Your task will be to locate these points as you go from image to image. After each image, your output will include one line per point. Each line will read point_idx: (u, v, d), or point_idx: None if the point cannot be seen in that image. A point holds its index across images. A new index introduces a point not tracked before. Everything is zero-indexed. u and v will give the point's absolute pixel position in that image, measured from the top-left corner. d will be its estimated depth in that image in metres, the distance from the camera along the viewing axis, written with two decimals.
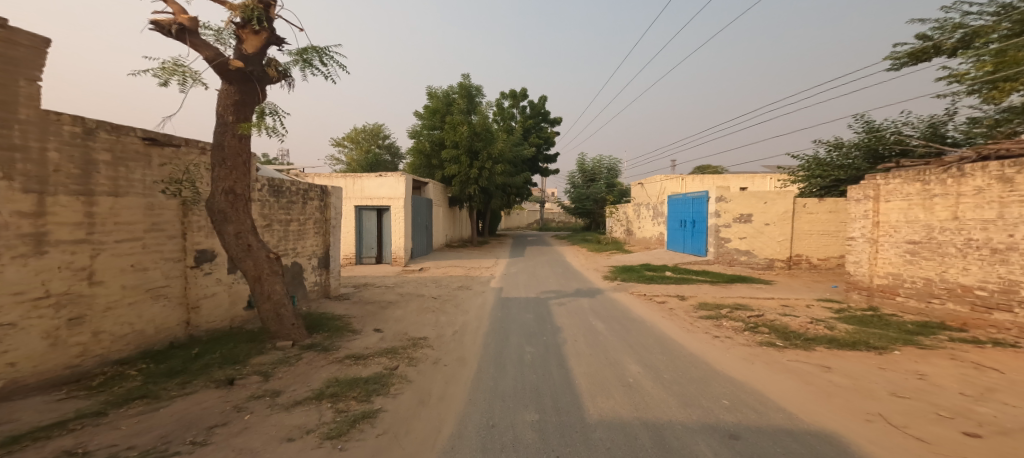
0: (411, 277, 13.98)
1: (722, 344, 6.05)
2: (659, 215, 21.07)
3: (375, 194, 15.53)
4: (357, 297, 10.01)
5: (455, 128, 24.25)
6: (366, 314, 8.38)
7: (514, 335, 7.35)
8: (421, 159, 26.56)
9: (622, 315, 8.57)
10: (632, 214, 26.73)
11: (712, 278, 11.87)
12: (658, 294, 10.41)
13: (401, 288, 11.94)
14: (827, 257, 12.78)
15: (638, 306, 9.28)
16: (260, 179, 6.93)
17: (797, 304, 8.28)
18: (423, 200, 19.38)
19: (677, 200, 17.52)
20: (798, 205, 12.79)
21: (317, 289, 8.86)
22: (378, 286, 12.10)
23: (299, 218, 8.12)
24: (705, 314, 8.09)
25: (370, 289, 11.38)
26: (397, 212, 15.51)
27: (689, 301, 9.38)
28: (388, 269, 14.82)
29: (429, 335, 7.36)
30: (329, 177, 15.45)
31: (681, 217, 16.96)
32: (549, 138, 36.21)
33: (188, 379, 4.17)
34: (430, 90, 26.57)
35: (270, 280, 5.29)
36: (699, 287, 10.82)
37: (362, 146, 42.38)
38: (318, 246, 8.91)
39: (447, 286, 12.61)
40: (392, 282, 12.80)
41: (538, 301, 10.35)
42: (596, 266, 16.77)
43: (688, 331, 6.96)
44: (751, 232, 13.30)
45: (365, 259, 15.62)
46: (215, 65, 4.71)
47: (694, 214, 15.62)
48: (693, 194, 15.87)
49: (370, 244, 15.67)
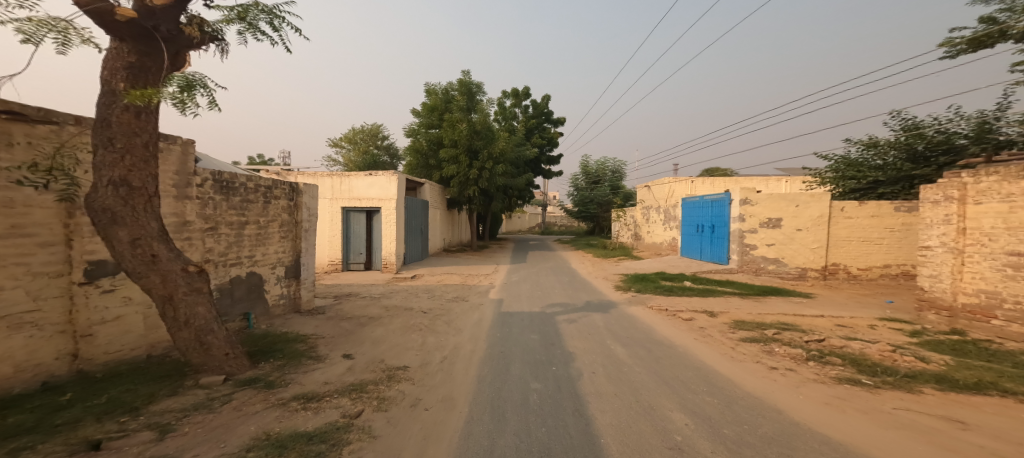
0: (401, 286, 12.59)
1: (785, 381, 4.66)
2: (671, 219, 19.67)
3: (364, 195, 14.16)
4: (334, 310, 8.64)
5: (455, 126, 22.96)
6: (340, 334, 7.00)
7: (516, 366, 5.96)
8: (419, 158, 25.21)
9: (643, 336, 7.18)
10: (640, 217, 25.39)
11: (739, 289, 10.49)
12: (682, 308, 9.01)
13: (389, 299, 10.56)
14: (869, 267, 11.35)
15: (662, 325, 7.87)
16: (203, 172, 5.51)
17: (857, 324, 6.88)
18: (419, 202, 18.05)
19: (692, 203, 16.21)
20: (835, 209, 11.42)
21: (283, 303, 7.48)
22: (363, 296, 10.71)
23: (258, 220, 6.73)
24: (746, 336, 6.70)
25: (353, 300, 10.00)
26: (387, 215, 14.13)
27: (722, 318, 7.98)
28: (377, 277, 13.44)
29: (412, 363, 5.97)
30: (314, 176, 14.07)
31: (697, 222, 15.60)
32: (553, 138, 35.01)
33: (31, 446, 2.85)
34: (430, 86, 25.44)
35: (188, 300, 3.94)
36: (727, 300, 9.45)
37: (361, 147, 41.17)
38: (286, 253, 7.51)
39: (440, 297, 11.26)
40: (379, 292, 11.46)
41: (543, 316, 9.01)
42: (605, 274, 15.38)
43: (732, 360, 5.56)
44: (781, 238, 11.92)
45: (352, 265, 14.26)
46: (90, 13, 3.41)
47: (713, 218, 14.27)
48: (712, 196, 14.54)
49: (358, 248, 14.33)
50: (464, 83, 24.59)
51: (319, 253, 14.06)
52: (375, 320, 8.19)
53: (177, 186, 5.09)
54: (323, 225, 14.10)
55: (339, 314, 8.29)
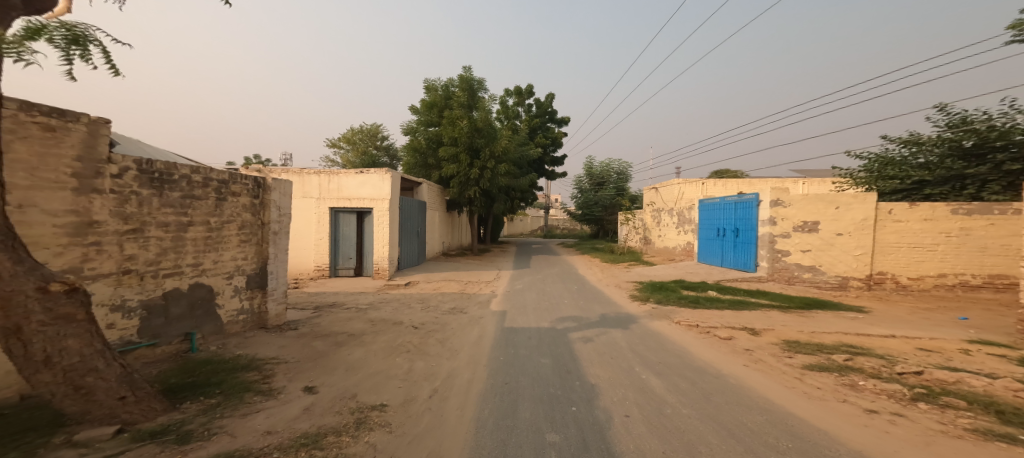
0: (393, 294, 11.32)
1: (901, 433, 3.38)
2: (685, 223, 18.40)
3: (354, 194, 12.76)
4: (309, 325, 7.31)
5: (454, 123, 21.69)
6: (312, 358, 5.62)
7: (525, 405, 4.67)
8: (417, 157, 23.96)
9: (678, 361, 5.88)
10: (649, 220, 24.21)
11: (776, 301, 9.19)
12: (715, 324, 7.71)
13: (381, 310, 9.30)
14: (920, 277, 10.31)
15: (699, 346, 6.53)
16: (122, 159, 4.10)
17: (943, 348, 5.70)
18: (415, 203, 16.81)
19: (712, 204, 14.93)
20: (882, 211, 10.38)
21: (244, 319, 6.04)
22: (349, 307, 9.39)
23: (207, 222, 5.23)
24: (808, 362, 5.41)
25: (335, 312, 8.65)
26: (379, 216, 12.79)
27: (770, 337, 6.70)
28: (367, 284, 12.13)
29: (393, 400, 4.69)
30: (298, 174, 12.63)
31: (718, 225, 14.31)
32: (557, 138, 33.82)
33: None
34: (427, 82, 24.27)
35: (47, 334, 2.65)
36: (768, 314, 8.18)
37: (359, 147, 40.03)
38: (248, 259, 6.07)
39: (436, 308, 10.00)
40: (367, 302, 10.18)
41: (555, 334, 7.84)
42: (617, 282, 14.08)
43: (810, 398, 4.26)
44: (819, 244, 10.75)
45: (340, 271, 12.87)
46: None
47: (737, 221, 12.99)
48: (737, 197, 13.22)
49: (347, 253, 12.94)
50: (465, 79, 23.46)
51: (303, 258, 12.64)
52: (357, 336, 6.90)
53: (81, 175, 3.74)
54: (308, 227, 12.65)
55: (314, 330, 6.98)
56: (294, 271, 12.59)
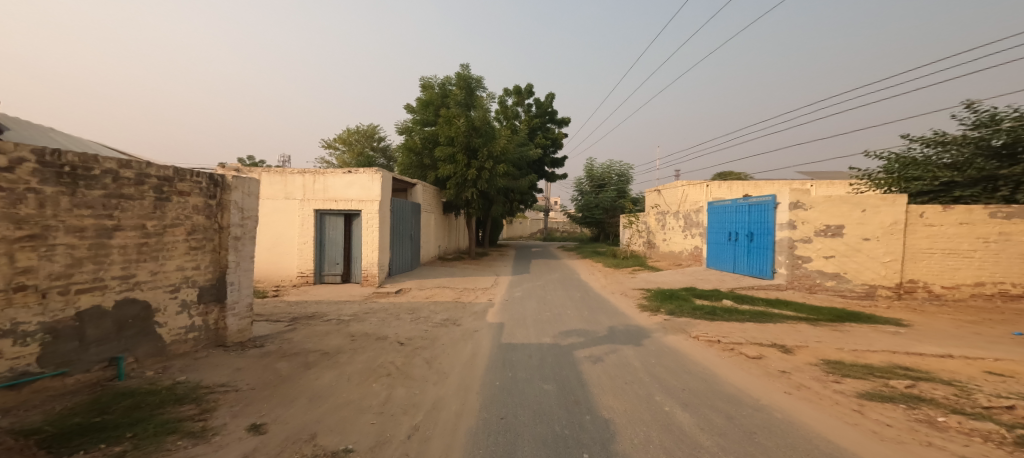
0: (381, 304, 10.41)
1: None
2: (692, 226, 17.56)
3: (341, 195, 11.73)
4: (279, 340, 6.40)
5: (450, 122, 20.85)
6: (271, 384, 4.72)
7: (525, 449, 3.76)
8: (412, 157, 23.12)
9: (705, 389, 4.97)
10: (653, 223, 23.36)
11: (803, 313, 8.31)
12: (739, 340, 6.84)
13: (366, 322, 8.39)
14: (956, 286, 9.54)
15: (726, 368, 5.63)
16: (12, 146, 3.26)
17: (1016, 372, 4.87)
18: (409, 205, 15.89)
19: (723, 207, 14.08)
20: (913, 215, 9.62)
21: (195, 339, 5.14)
22: (330, 318, 8.48)
23: (138, 225, 4.34)
24: (862, 389, 4.54)
25: (313, 325, 7.72)
26: (369, 219, 11.76)
27: (806, 356, 5.83)
28: (354, 292, 11.20)
29: (361, 443, 3.78)
30: (280, 173, 11.53)
31: (730, 229, 13.42)
32: (557, 138, 33.03)
33: None
34: (423, 80, 23.47)
35: None
36: (797, 327, 7.34)
37: (355, 149, 39.12)
38: (201, 270, 5.18)
39: (428, 320, 9.11)
40: (352, 312, 9.28)
41: (559, 353, 6.94)
42: (622, 289, 13.18)
43: (880, 440, 3.37)
44: (843, 250, 9.97)
45: (326, 277, 11.76)
46: None
47: (752, 225, 12.13)
48: (751, 199, 12.34)
49: (333, 258, 11.80)
50: (462, 77, 22.66)
51: (285, 263, 11.53)
52: (332, 354, 6.00)
53: None
54: (291, 230, 11.53)
55: (282, 347, 6.08)
56: (275, 278, 11.47)
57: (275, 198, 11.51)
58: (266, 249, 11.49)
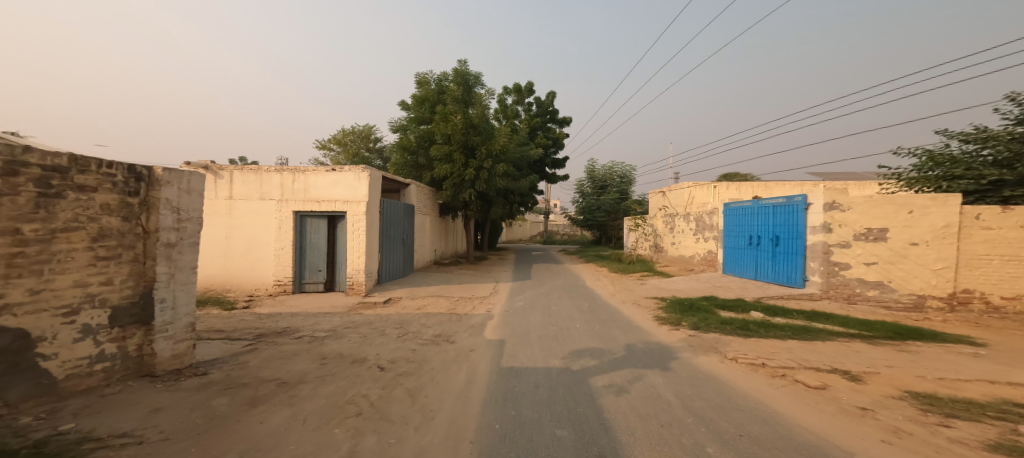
0: (367, 316, 9.27)
1: None
2: (704, 229, 16.48)
3: (325, 195, 10.47)
4: (232, 364, 5.22)
5: (447, 119, 19.78)
6: (204, 429, 3.51)
7: None
8: (407, 156, 21.97)
9: (772, 435, 3.80)
10: (660, 226, 22.25)
11: (853, 329, 7.21)
12: (788, 361, 5.75)
13: (345, 339, 7.23)
14: (1017, 297, 8.57)
15: (789, 402, 4.52)
16: None
17: None
18: (401, 206, 14.75)
19: (742, 208, 13.00)
20: (969, 217, 8.72)
21: (108, 371, 3.91)
22: (303, 333, 7.31)
23: (6, 227, 3.15)
24: (986, 439, 3.44)
25: (280, 342, 6.54)
26: (355, 222, 10.56)
27: (882, 387, 4.77)
28: (338, 301, 10.03)
29: None
30: (255, 171, 10.00)
31: (752, 232, 12.31)
32: (558, 138, 31.98)
33: None
34: (419, 75, 22.39)
35: None
36: (854, 347, 6.26)
37: (351, 149, 38.04)
38: (115, 285, 3.97)
39: (420, 337, 7.99)
40: (333, 326, 8.14)
41: (574, 381, 5.74)
42: (634, 298, 12.03)
43: None
44: (888, 256, 9.01)
45: (307, 286, 10.51)
46: None
47: (779, 228, 11.05)
48: (777, 199, 11.24)
49: (315, 264, 10.55)
50: (460, 72, 21.59)
51: (260, 271, 10.03)
52: (296, 382, 4.86)
53: None
54: (267, 234, 10.06)
55: (235, 373, 4.93)
56: (247, 287, 9.96)
57: (248, 199, 9.96)
58: (238, 256, 9.92)
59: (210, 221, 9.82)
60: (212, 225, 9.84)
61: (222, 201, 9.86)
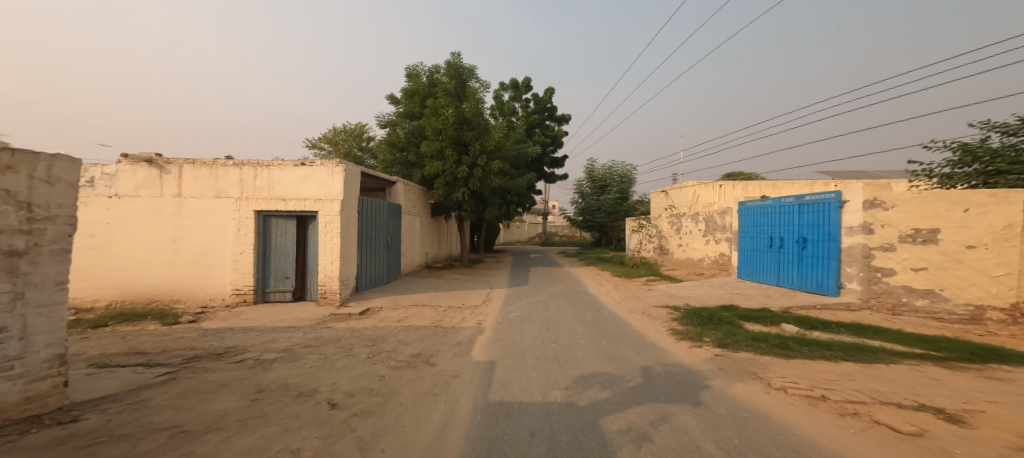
0: (337, 330, 7.97)
1: None
2: (715, 230, 15.26)
3: (292, 193, 9.18)
4: (125, 405, 3.93)
5: (437, 113, 18.52)
6: None
7: None
8: (396, 153, 20.70)
9: None
10: (665, 227, 21.04)
11: (918, 348, 5.95)
12: (854, 393, 4.50)
13: (300, 362, 5.94)
14: None
15: (884, 457, 3.27)
16: None
17: None
18: (386, 207, 13.47)
19: (761, 208, 11.77)
20: None
21: None
22: (248, 354, 6.00)
23: None
24: None
25: (212, 368, 5.24)
26: (327, 223, 9.27)
27: (1000, 435, 3.52)
28: (306, 313, 8.74)
29: None
30: (208, 165, 8.70)
31: (774, 233, 11.06)
32: (557, 136, 30.82)
33: None
34: (410, 68, 21.20)
35: None
36: (930, 373, 5.00)
37: (341, 149, 36.62)
38: None
39: (395, 359, 6.70)
40: (291, 344, 6.83)
41: (580, 423, 4.45)
42: (642, 307, 10.77)
43: None
44: (941, 261, 7.77)
45: (271, 295, 9.18)
46: None
47: (807, 229, 9.81)
48: (804, 197, 10.01)
49: (281, 270, 9.23)
50: (452, 65, 20.45)
51: (214, 279, 8.70)
52: (206, 431, 3.59)
53: None
54: (223, 237, 8.75)
55: (123, 419, 3.64)
56: (200, 298, 8.63)
57: (201, 197, 8.66)
58: (188, 262, 8.59)
59: (154, 223, 8.47)
60: (157, 227, 8.49)
61: (169, 199, 8.53)
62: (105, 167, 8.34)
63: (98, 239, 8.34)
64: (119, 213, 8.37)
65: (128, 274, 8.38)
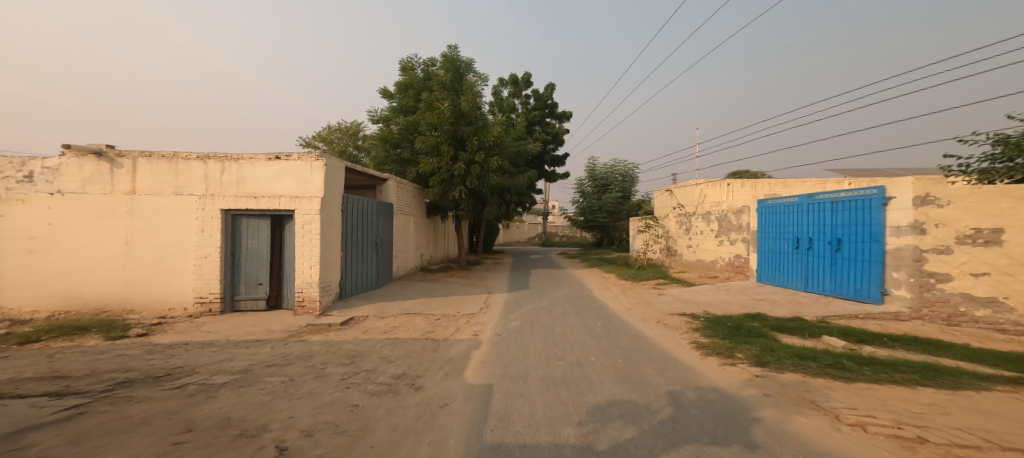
0: (313, 345, 6.93)
1: None
2: (729, 230, 14.26)
3: (265, 190, 8.14)
4: None
5: (433, 107, 17.49)
6: None
7: None
8: (389, 150, 19.66)
9: None
10: (673, 227, 20.06)
11: (1004, 371, 4.94)
12: (959, 434, 3.49)
13: (256, 385, 4.91)
14: None
15: None
16: None
17: None
18: (376, 205, 12.44)
19: (785, 206, 10.75)
20: None
21: None
22: (195, 375, 4.98)
23: None
24: None
25: (139, 395, 4.21)
26: (305, 223, 8.22)
27: None
28: (279, 323, 7.69)
29: None
30: (167, 158, 7.66)
31: (801, 233, 10.05)
32: (558, 133, 29.74)
33: None
34: (404, 61, 20.16)
35: None
36: None
37: (337, 146, 35.65)
38: None
39: (376, 381, 5.66)
40: (254, 362, 5.78)
41: None
42: (657, 314, 9.75)
43: None
44: (1005, 265, 6.64)
45: (241, 304, 8.12)
46: None
47: (842, 228, 8.81)
48: (837, 193, 8.98)
49: (252, 275, 8.18)
50: (449, 58, 19.45)
51: (173, 285, 7.66)
52: None
53: None
54: (185, 239, 7.72)
55: None
56: (158, 308, 7.60)
57: (158, 194, 7.62)
58: (144, 267, 7.56)
59: (104, 223, 7.44)
60: (108, 228, 7.47)
61: (121, 197, 7.51)
62: (46, 160, 7.31)
63: (38, 241, 7.28)
64: (62, 212, 7.33)
65: (73, 280, 7.34)
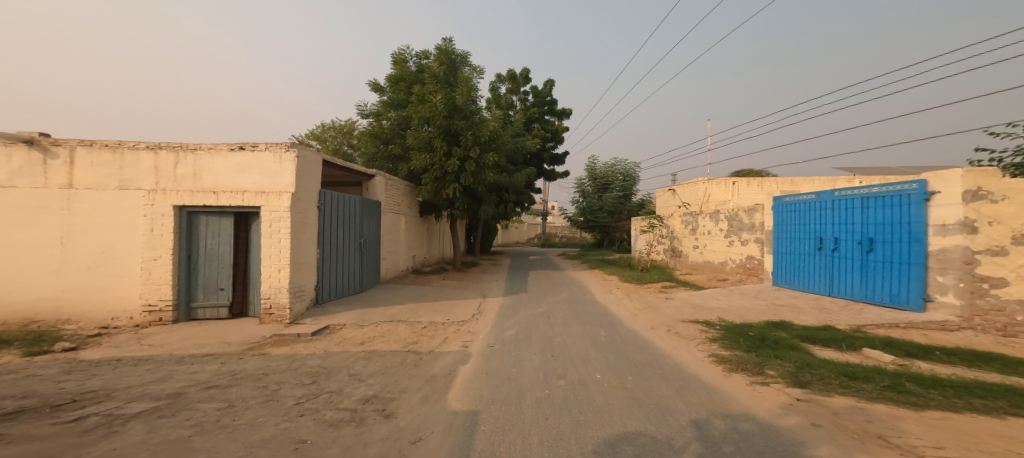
0: (273, 359, 5.98)
1: None
2: (740, 230, 13.34)
3: (226, 185, 7.19)
4: None
5: (425, 99, 16.57)
6: None
7: None
8: (380, 146, 18.72)
9: None
10: (677, 227, 19.14)
11: None
12: None
13: (180, 415, 3.97)
14: None
15: None
16: None
17: None
18: (361, 203, 11.51)
19: (805, 202, 9.81)
20: None
21: None
22: (105, 403, 4.06)
23: None
24: None
25: (16, 434, 3.28)
26: (271, 222, 7.27)
27: None
28: (238, 334, 6.75)
29: None
30: (111, 147, 6.76)
31: (825, 233, 9.11)
32: (557, 130, 28.77)
33: None
34: (397, 53, 19.26)
35: None
36: None
37: (330, 145, 34.68)
38: None
39: (338, 407, 4.70)
40: (191, 383, 4.83)
41: None
42: (666, 321, 8.81)
43: None
44: None
45: (200, 311, 7.18)
46: None
47: (875, 227, 7.86)
48: (869, 188, 8.02)
49: (213, 279, 7.21)
50: (443, 50, 18.56)
51: (116, 291, 6.77)
52: None
53: None
54: (131, 240, 6.81)
55: None
56: (99, 317, 6.71)
57: (100, 188, 6.72)
58: (81, 271, 6.69)
59: (36, 221, 6.57)
60: (41, 227, 6.60)
61: (57, 191, 6.62)
62: None
63: None
64: None
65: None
